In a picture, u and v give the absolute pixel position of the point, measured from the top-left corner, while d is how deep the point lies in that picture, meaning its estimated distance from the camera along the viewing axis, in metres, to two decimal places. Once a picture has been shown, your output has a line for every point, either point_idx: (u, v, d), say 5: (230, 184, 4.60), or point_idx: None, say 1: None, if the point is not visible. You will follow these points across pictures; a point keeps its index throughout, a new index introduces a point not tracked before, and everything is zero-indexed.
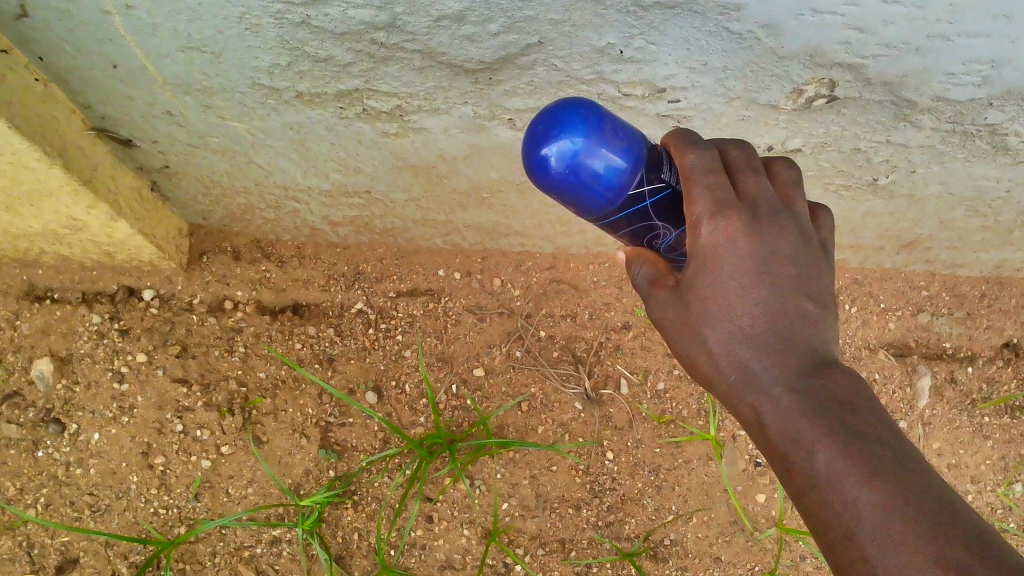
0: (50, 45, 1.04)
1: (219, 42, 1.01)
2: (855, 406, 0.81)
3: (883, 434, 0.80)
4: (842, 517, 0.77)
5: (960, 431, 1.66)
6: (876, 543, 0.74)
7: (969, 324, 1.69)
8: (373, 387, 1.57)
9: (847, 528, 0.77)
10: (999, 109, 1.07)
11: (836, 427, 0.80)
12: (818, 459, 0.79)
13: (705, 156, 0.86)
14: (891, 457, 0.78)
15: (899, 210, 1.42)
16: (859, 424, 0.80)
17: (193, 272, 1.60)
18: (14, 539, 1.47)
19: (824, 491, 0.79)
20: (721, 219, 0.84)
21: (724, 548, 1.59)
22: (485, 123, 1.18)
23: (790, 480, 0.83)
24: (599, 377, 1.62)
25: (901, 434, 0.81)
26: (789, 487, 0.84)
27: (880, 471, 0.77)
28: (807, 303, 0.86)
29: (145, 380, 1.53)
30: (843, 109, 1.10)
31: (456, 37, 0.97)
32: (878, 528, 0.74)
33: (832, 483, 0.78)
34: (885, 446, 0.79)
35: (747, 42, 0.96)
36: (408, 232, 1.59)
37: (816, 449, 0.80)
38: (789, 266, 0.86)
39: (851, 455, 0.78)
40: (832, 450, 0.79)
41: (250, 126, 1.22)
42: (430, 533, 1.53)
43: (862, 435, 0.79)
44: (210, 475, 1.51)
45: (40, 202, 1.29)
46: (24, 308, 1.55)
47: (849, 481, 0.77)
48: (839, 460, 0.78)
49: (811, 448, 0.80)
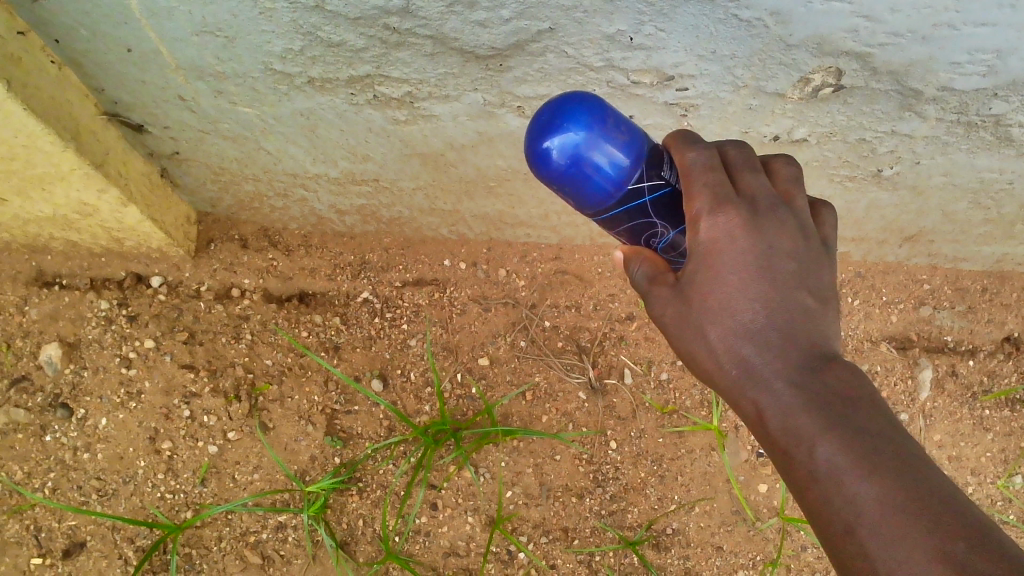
0: (65, 28, 1.06)
1: (234, 27, 1.02)
2: (856, 400, 0.82)
3: (884, 427, 0.81)
4: (843, 512, 0.78)
5: (961, 424, 1.67)
6: (877, 537, 0.75)
7: (971, 318, 1.70)
8: (378, 374, 1.58)
9: (847, 523, 0.77)
10: (1003, 100, 1.08)
11: (837, 421, 0.81)
12: (819, 454, 0.80)
13: (704, 154, 0.88)
14: (890, 449, 0.79)
15: (903, 202, 1.43)
16: (860, 418, 0.81)
17: (200, 260, 1.61)
18: (22, 522, 1.49)
19: (825, 486, 0.80)
20: (720, 214, 0.86)
21: (726, 538, 1.60)
22: (494, 110, 1.19)
23: (791, 474, 0.84)
24: (603, 367, 1.63)
25: (901, 428, 0.81)
26: (790, 482, 0.85)
27: (880, 465, 0.78)
28: (807, 298, 0.87)
29: (152, 366, 1.54)
30: (849, 98, 1.11)
31: (468, 23, 0.98)
32: (879, 522, 0.75)
33: (833, 477, 0.79)
34: (887, 439, 0.79)
35: (755, 30, 0.97)
36: (415, 221, 1.60)
37: (817, 443, 0.81)
38: (789, 260, 0.87)
39: (851, 449, 0.79)
40: (832, 444, 0.80)
41: (262, 111, 1.23)
42: (434, 520, 1.54)
43: (863, 429, 0.80)
44: (217, 461, 1.52)
45: (52, 186, 1.30)
46: (34, 294, 1.56)
47: (850, 475, 0.78)
48: (840, 455, 0.79)
49: (811, 442, 0.81)
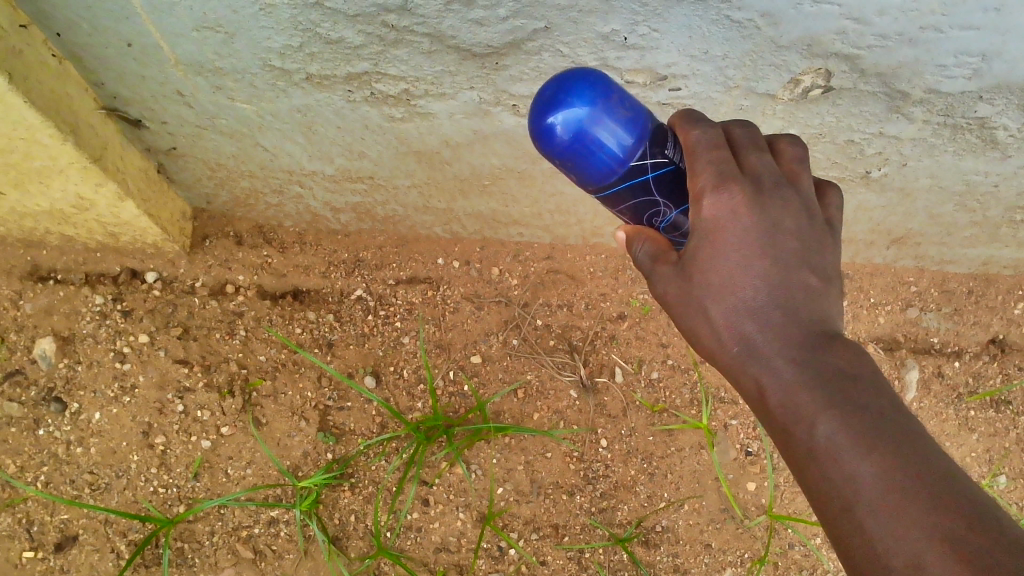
0: (66, 21, 1.07)
1: (233, 22, 1.04)
2: (856, 378, 0.84)
3: (884, 407, 0.82)
4: (841, 491, 0.79)
5: (946, 424, 1.69)
6: (874, 515, 0.76)
7: (956, 320, 1.73)
8: (372, 371, 1.59)
9: (846, 500, 0.79)
10: (988, 103, 1.11)
11: (836, 398, 0.82)
12: (818, 431, 0.82)
13: (710, 131, 0.90)
14: (891, 428, 0.80)
15: (890, 203, 1.46)
16: (861, 397, 0.82)
17: (195, 255, 1.62)
18: (14, 516, 1.49)
19: (823, 462, 0.81)
20: (724, 191, 0.87)
21: (714, 535, 1.61)
22: (489, 109, 1.21)
23: (791, 452, 0.85)
24: (595, 365, 1.65)
25: (901, 406, 0.83)
26: (790, 460, 0.86)
27: (880, 443, 0.79)
28: (809, 276, 0.89)
29: (146, 360, 1.55)
30: (838, 100, 1.13)
31: (465, 21, 1.00)
32: (877, 499, 0.76)
33: (832, 454, 0.80)
34: (887, 417, 0.81)
35: (747, 31, 0.99)
36: (409, 220, 1.62)
37: (817, 420, 0.82)
38: (792, 240, 0.89)
39: (850, 428, 0.80)
40: (831, 421, 0.81)
41: (260, 108, 1.25)
42: (425, 516, 1.55)
43: (864, 408, 0.81)
44: (210, 455, 1.53)
45: (49, 179, 1.31)
46: (28, 289, 1.56)
47: (849, 453, 0.79)
48: (838, 432, 0.80)
49: (811, 419, 0.83)
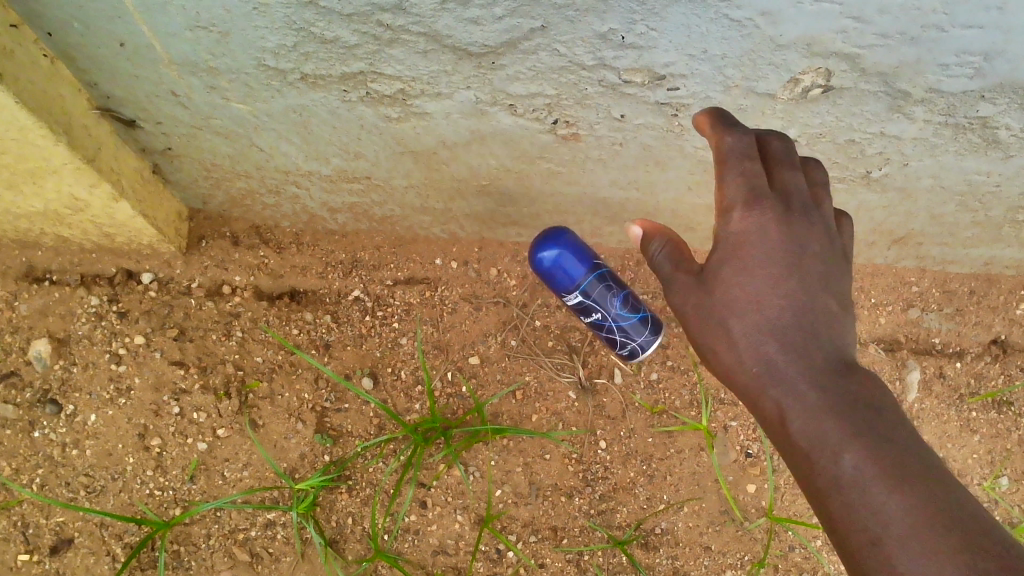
0: (57, 21, 1.06)
1: (227, 22, 1.03)
2: (867, 397, 0.92)
3: (895, 428, 0.89)
4: (854, 504, 0.86)
5: (947, 425, 1.68)
6: (885, 528, 0.83)
7: (958, 320, 1.72)
8: (369, 372, 1.58)
9: (858, 513, 0.85)
10: (991, 102, 1.10)
11: (850, 414, 0.90)
12: (833, 446, 0.89)
13: (744, 145, 0.98)
14: (898, 448, 0.87)
15: (891, 203, 1.45)
16: (872, 415, 0.90)
17: (191, 256, 1.61)
18: (9, 518, 1.48)
19: (836, 474, 0.88)
20: (754, 208, 0.96)
21: (714, 538, 1.60)
22: (486, 108, 1.20)
23: (802, 466, 0.92)
24: (594, 366, 1.63)
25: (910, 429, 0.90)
26: (800, 475, 0.93)
27: (890, 460, 0.86)
28: (825, 301, 0.98)
29: (142, 362, 1.54)
30: (838, 99, 1.12)
31: (461, 20, 0.99)
32: (889, 514, 0.83)
33: (847, 469, 0.87)
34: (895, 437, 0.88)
35: (747, 29, 0.98)
36: (406, 220, 1.61)
37: (832, 436, 0.89)
38: (812, 262, 0.98)
39: (865, 443, 0.88)
40: (844, 435, 0.89)
41: (254, 108, 1.24)
42: (423, 518, 1.54)
43: (875, 426, 0.89)
44: (206, 458, 1.52)
45: (42, 180, 1.30)
46: (23, 290, 1.55)
47: (862, 468, 0.86)
48: (851, 446, 0.88)
49: (825, 434, 0.90)
